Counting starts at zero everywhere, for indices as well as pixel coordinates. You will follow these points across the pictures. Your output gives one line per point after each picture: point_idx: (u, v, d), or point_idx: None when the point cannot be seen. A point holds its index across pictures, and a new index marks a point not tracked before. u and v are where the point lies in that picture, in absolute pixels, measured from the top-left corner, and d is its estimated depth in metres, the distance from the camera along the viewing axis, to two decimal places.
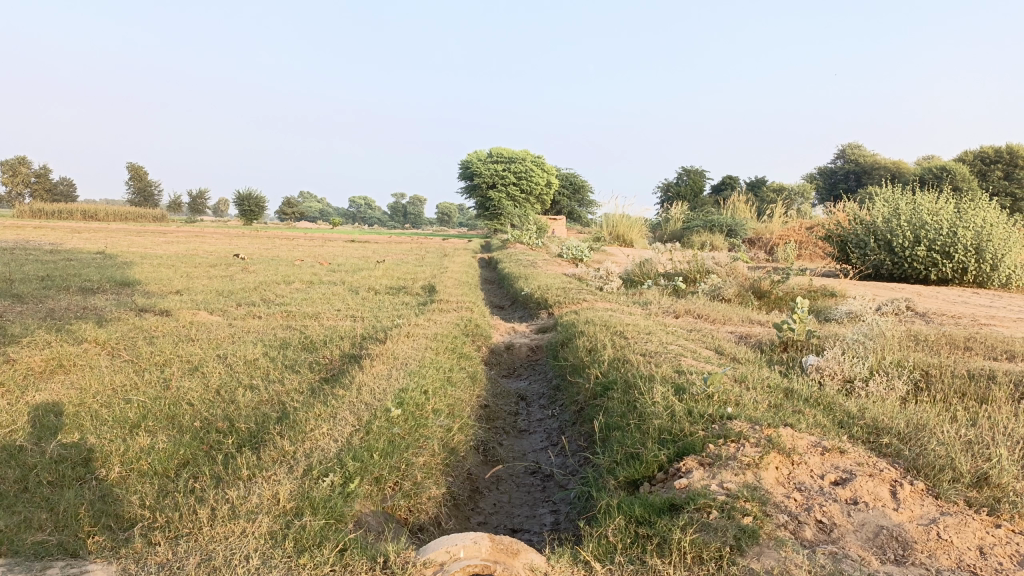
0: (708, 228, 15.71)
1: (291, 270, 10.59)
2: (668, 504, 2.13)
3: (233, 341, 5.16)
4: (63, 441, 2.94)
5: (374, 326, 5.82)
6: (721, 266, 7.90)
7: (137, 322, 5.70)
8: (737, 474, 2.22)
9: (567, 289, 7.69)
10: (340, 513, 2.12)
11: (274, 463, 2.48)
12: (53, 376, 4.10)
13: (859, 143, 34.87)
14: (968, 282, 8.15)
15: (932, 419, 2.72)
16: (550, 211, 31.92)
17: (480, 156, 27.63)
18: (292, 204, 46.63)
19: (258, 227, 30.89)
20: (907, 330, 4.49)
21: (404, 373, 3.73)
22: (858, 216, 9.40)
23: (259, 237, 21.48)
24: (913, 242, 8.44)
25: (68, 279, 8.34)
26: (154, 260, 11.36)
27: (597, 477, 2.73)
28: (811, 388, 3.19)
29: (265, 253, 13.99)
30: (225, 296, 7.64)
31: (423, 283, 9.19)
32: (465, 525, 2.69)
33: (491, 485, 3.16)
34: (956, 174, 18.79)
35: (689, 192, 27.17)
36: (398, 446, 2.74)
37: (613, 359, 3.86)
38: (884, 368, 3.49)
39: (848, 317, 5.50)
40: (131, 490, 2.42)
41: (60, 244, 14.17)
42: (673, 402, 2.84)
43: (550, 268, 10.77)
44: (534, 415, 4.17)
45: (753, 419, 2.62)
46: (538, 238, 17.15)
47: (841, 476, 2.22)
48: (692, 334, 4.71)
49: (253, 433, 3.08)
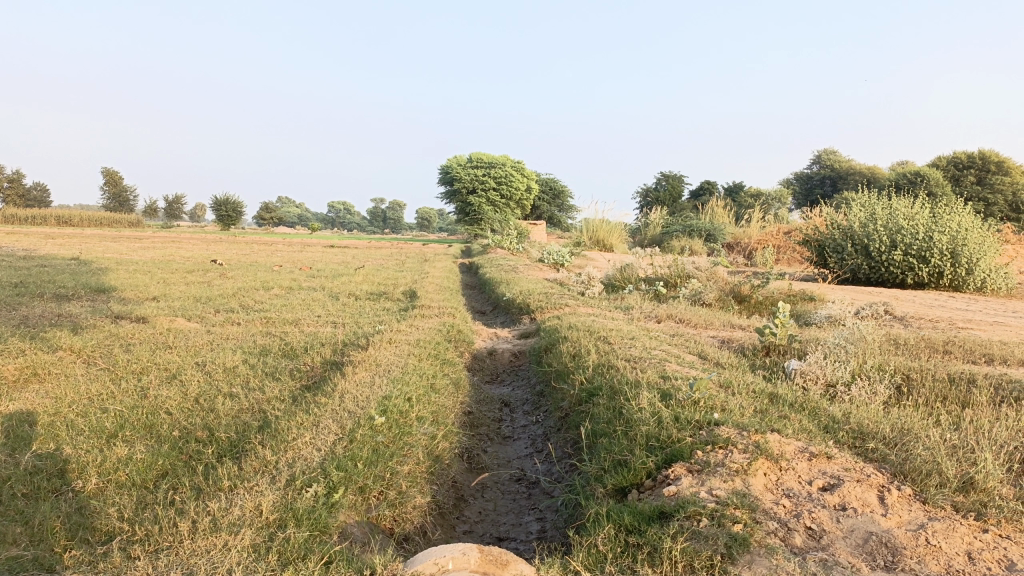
0: (688, 233, 15.78)
1: (271, 275, 10.51)
2: (657, 512, 2.12)
3: (211, 348, 5.09)
4: (38, 452, 2.88)
5: (356, 332, 5.77)
6: (701, 270, 7.93)
7: (113, 330, 5.61)
8: (726, 481, 2.21)
9: (548, 294, 7.67)
10: (325, 524, 2.09)
11: (256, 473, 2.44)
12: (28, 385, 4.02)
13: (835, 149, 35.27)
14: (944, 286, 8.24)
15: (916, 423, 2.73)
16: (530, 216, 31.96)
17: (459, 161, 27.63)
18: (271, 209, 46.35)
19: (236, 232, 30.71)
20: (888, 334, 4.51)
21: (387, 379, 3.69)
22: (836, 221, 9.48)
23: (236, 242, 21.31)
24: (889, 246, 8.52)
25: (42, 286, 8.21)
26: (130, 266, 11.22)
27: (584, 484, 2.71)
28: (796, 393, 3.19)
29: (243, 259, 13.88)
30: (203, 302, 7.55)
31: (404, 288, 9.15)
32: (451, 534, 2.66)
33: (477, 493, 3.14)
34: (930, 179, 19.06)
35: (668, 197, 27.30)
36: (383, 455, 2.70)
37: (597, 365, 3.85)
38: (866, 373, 3.51)
39: (828, 321, 5.53)
40: (109, 501, 2.36)
41: (33, 249, 13.99)
42: (659, 409, 2.83)
43: (532, 272, 10.77)
44: (518, 422, 4.15)
45: (741, 425, 2.62)
46: (518, 243, 17.13)
47: (829, 481, 2.22)
48: (675, 339, 4.71)
49: (234, 443, 3.03)
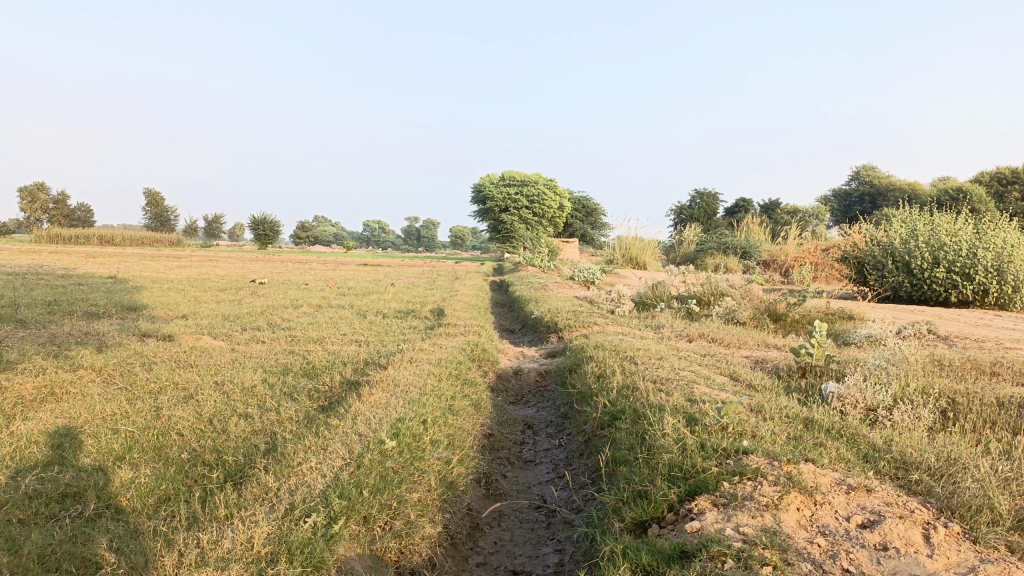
0: (721, 249, 15.51)
1: (302, 293, 10.49)
2: (678, 551, 1.96)
3: (232, 367, 5.04)
4: (41, 474, 2.78)
5: (378, 351, 5.66)
6: (735, 288, 7.71)
7: (138, 348, 5.58)
8: (755, 517, 2.03)
9: (577, 312, 7.52)
10: (319, 559, 1.96)
11: (255, 502, 2.32)
12: (44, 404, 3.97)
13: (873, 165, 34.72)
14: (989, 304, 7.90)
15: (965, 452, 2.52)
16: (564, 234, 31.99)
17: (492, 180, 27.67)
18: (307, 230, 46.73)
19: (270, 250, 31.26)
20: (932, 355, 4.27)
21: (403, 401, 3.56)
22: (875, 237, 9.17)
23: (272, 261, 21.48)
24: (931, 263, 8.22)
25: (74, 304, 8.25)
26: (165, 284, 11.31)
27: (602, 516, 2.56)
28: (833, 418, 3.00)
29: (276, 277, 13.96)
30: (231, 320, 7.52)
31: (432, 306, 9.07)
32: (461, 567, 2.52)
33: (493, 521, 2.99)
34: (973, 195, 18.73)
35: (702, 214, 27.02)
36: (390, 482, 2.56)
37: (621, 386, 3.68)
38: (909, 396, 3.29)
39: (868, 340, 5.29)
40: (102, 532, 2.26)
41: (72, 268, 14.18)
42: (684, 435, 2.66)
43: (562, 290, 10.64)
44: (541, 445, 3.99)
45: (772, 454, 2.44)
46: (550, 261, 16.97)
47: (869, 518, 2.03)
48: (706, 359, 4.52)
49: (241, 466, 2.93)
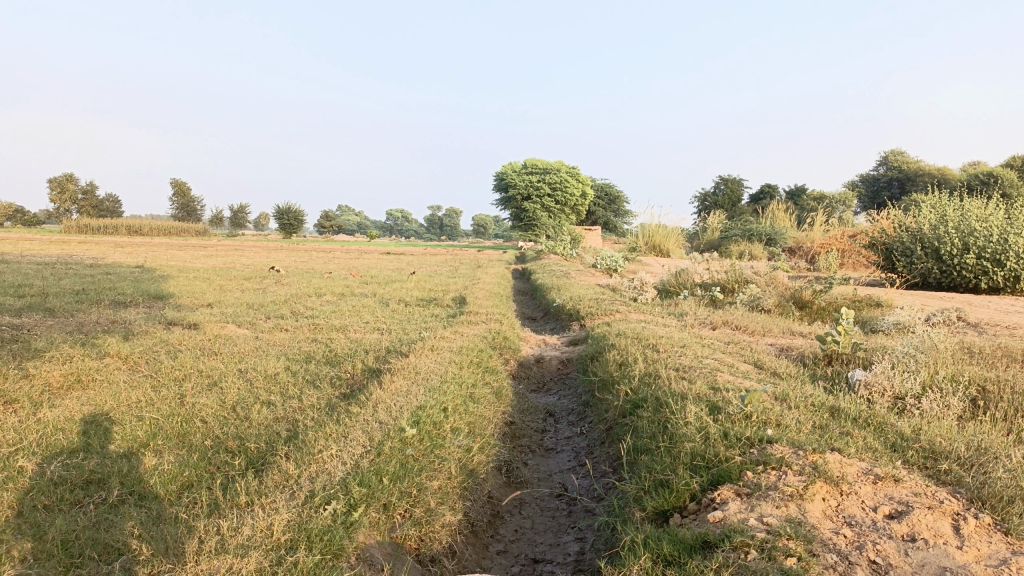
0: (746, 236, 15.34)
1: (324, 282, 10.54)
2: (700, 541, 1.93)
3: (256, 355, 5.07)
4: (66, 460, 2.81)
5: (400, 339, 5.66)
6: (760, 275, 7.62)
7: (164, 336, 5.63)
8: (778, 507, 2.00)
9: (600, 300, 7.47)
10: (339, 547, 1.96)
11: (276, 489, 2.33)
12: (71, 391, 4.01)
13: (902, 150, 34.19)
14: (1021, 291, 7.74)
15: (997, 442, 2.46)
16: (587, 222, 31.89)
17: (514, 168, 27.64)
18: (331, 219, 46.99)
19: (295, 239, 31.45)
20: (962, 342, 4.18)
21: (423, 389, 3.55)
22: (903, 223, 9.00)
23: (297, 249, 21.59)
24: (961, 249, 8.06)
25: (102, 293, 8.34)
26: (191, 273, 11.41)
27: (624, 505, 2.53)
28: (860, 406, 2.94)
29: (299, 266, 14.03)
30: (255, 308, 7.57)
31: (454, 294, 9.06)
32: (482, 555, 2.51)
33: (514, 509, 2.98)
34: (1004, 179, 18.37)
35: (726, 200, 26.74)
36: (411, 469, 2.55)
37: (643, 374, 3.65)
38: (938, 384, 3.22)
39: (896, 328, 5.20)
40: (123, 518, 2.28)
41: (101, 258, 14.34)
42: (707, 423, 2.62)
43: (585, 278, 10.60)
44: (562, 433, 3.97)
45: (797, 443, 2.40)
46: (572, 248, 16.93)
47: (897, 508, 1.98)
48: (729, 347, 4.46)
49: (262, 454, 2.94)
